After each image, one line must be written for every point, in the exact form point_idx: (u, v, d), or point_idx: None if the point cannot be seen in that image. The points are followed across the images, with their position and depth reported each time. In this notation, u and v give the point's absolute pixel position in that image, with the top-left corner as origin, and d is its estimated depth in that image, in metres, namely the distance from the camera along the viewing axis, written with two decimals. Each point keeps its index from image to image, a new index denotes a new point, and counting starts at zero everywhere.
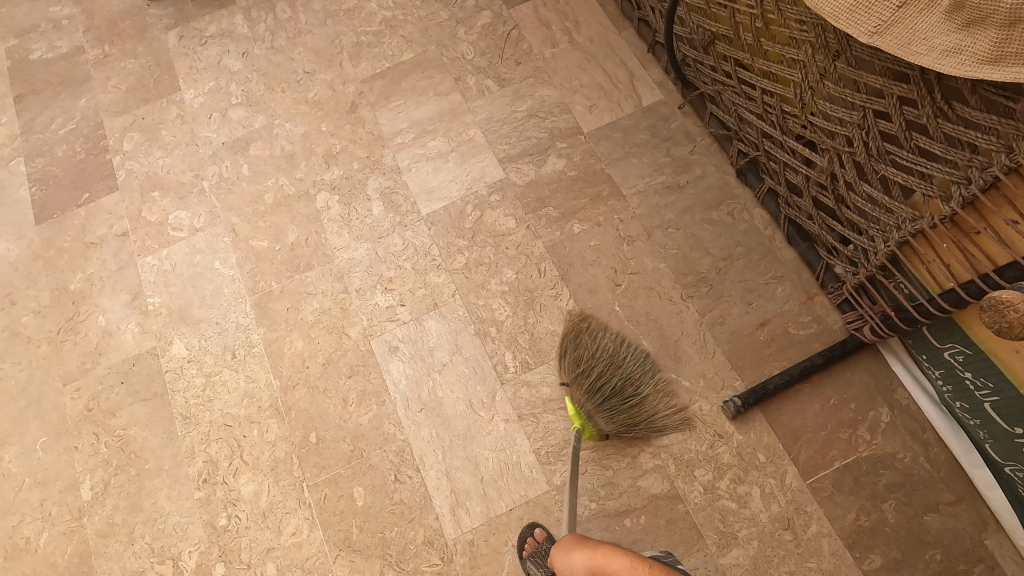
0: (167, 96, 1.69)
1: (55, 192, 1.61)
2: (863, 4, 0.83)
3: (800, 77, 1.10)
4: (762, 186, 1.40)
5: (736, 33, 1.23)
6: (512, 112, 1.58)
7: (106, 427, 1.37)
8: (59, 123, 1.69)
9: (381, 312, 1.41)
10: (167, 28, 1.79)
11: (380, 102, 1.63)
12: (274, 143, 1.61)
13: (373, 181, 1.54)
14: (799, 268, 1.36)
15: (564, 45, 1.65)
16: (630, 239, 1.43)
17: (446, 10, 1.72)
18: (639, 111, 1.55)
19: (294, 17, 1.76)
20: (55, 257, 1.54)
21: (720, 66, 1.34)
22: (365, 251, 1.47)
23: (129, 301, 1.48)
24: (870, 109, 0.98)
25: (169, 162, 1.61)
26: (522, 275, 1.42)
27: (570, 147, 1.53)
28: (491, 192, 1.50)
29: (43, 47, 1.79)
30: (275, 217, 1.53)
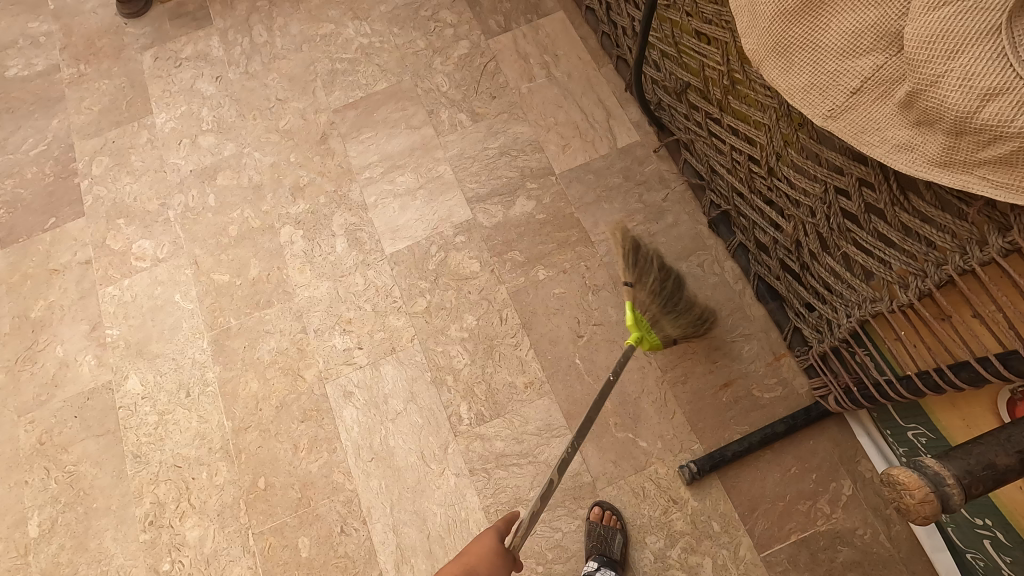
0: (139, 120, 1.67)
1: (22, 215, 1.60)
2: (817, 86, 0.77)
3: (766, 140, 1.05)
4: (733, 239, 1.35)
5: (706, 86, 1.18)
6: (484, 148, 1.54)
7: (57, 461, 1.36)
8: (30, 144, 1.68)
9: (338, 354, 1.39)
10: (143, 48, 1.77)
11: (351, 133, 1.59)
12: (242, 173, 1.58)
13: (338, 217, 1.51)
14: (768, 327, 1.31)
15: (542, 79, 1.60)
16: (596, 288, 1.39)
17: (424, 38, 1.68)
18: (613, 152, 1.50)
19: (270, 41, 1.73)
20: (18, 284, 1.53)
21: (692, 115, 1.29)
22: (326, 289, 1.44)
23: (88, 332, 1.46)
24: (832, 185, 0.93)
25: (137, 189, 1.59)
26: (483, 322, 1.38)
27: (541, 188, 1.49)
28: (456, 233, 1.47)
29: (20, 64, 1.78)
30: (238, 250, 1.50)
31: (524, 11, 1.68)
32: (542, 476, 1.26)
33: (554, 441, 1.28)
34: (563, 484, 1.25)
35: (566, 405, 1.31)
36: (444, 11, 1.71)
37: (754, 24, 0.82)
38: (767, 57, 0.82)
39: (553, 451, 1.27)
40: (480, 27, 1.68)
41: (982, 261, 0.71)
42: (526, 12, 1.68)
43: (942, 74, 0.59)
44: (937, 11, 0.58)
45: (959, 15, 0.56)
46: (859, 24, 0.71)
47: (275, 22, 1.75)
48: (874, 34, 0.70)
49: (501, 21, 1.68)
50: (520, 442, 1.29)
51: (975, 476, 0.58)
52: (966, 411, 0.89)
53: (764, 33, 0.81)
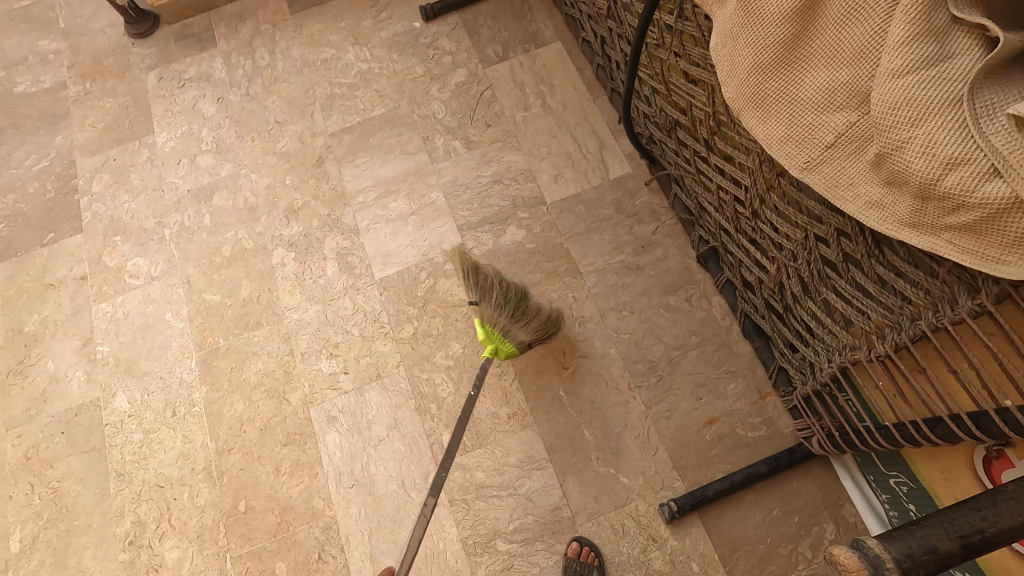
0: (140, 138, 1.71)
1: (21, 229, 1.63)
2: (793, 138, 0.78)
3: (750, 182, 1.06)
4: (721, 275, 1.35)
5: (693, 125, 1.18)
6: (477, 176, 1.56)
7: (42, 477, 1.36)
8: (34, 160, 1.71)
9: (324, 378, 1.39)
10: (149, 67, 1.80)
11: (347, 157, 1.61)
12: (238, 194, 1.60)
13: (330, 240, 1.53)
14: (754, 365, 1.30)
15: (537, 109, 1.62)
16: (583, 319, 1.39)
17: (422, 65, 1.71)
18: (605, 184, 1.51)
19: (272, 64, 1.76)
20: (14, 297, 1.55)
21: (681, 151, 1.29)
22: (316, 312, 1.45)
23: (79, 348, 1.48)
24: (812, 232, 0.93)
25: (135, 207, 1.62)
26: (469, 350, 1.39)
27: (532, 217, 1.50)
28: (446, 259, 1.47)
29: (28, 81, 1.82)
30: (230, 270, 1.52)
31: (521, 41, 1.71)
32: (521, 509, 1.26)
33: (536, 474, 1.28)
34: (542, 518, 1.25)
35: (548, 437, 1.30)
36: (443, 39, 1.74)
37: (734, 74, 0.83)
38: (746, 106, 0.83)
39: (534, 484, 1.27)
40: (478, 56, 1.70)
41: (954, 320, 0.71)
42: (524, 41, 1.70)
43: (907, 140, 0.59)
44: (900, 79, 0.58)
45: (921, 84, 0.57)
46: (832, 81, 0.71)
47: (278, 45, 1.79)
48: (845, 92, 0.70)
49: (499, 50, 1.70)
50: (501, 473, 1.28)
51: (916, 560, 0.52)
52: (943, 462, 0.89)
53: (743, 84, 0.82)
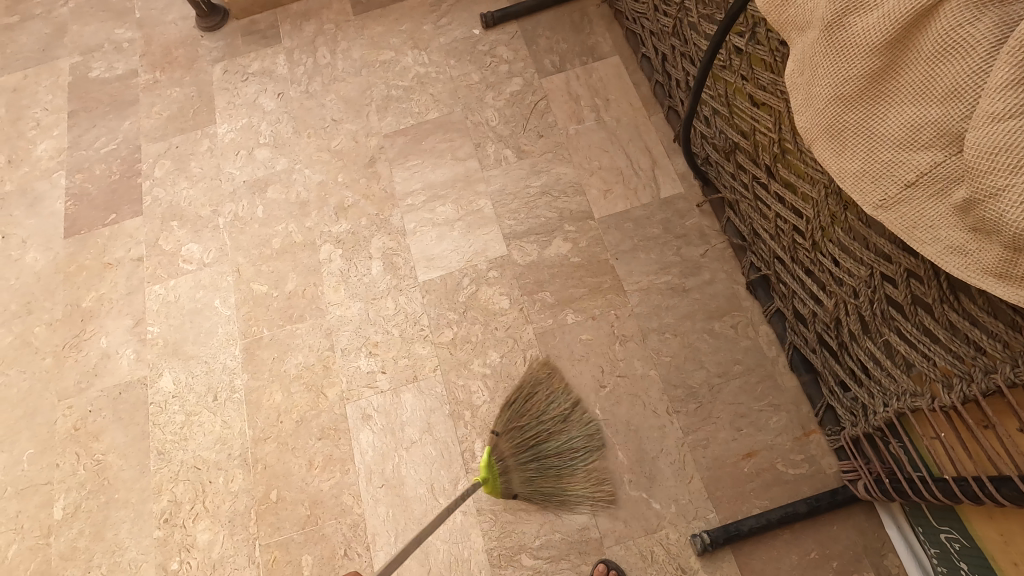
0: (203, 128, 1.76)
1: (85, 209, 1.70)
2: (870, 174, 0.76)
3: (812, 213, 1.03)
4: (771, 305, 1.31)
5: (755, 150, 1.16)
6: (526, 186, 1.56)
7: (88, 449, 1.41)
8: (102, 143, 1.79)
9: (361, 376, 1.41)
10: (215, 60, 1.87)
11: (398, 159, 1.64)
12: (291, 188, 1.64)
13: (377, 240, 1.54)
14: (799, 399, 1.26)
15: (590, 123, 1.61)
16: (624, 338, 1.37)
17: (478, 72, 1.72)
18: (655, 203, 1.49)
19: (332, 63, 1.80)
20: (75, 273, 1.62)
21: (738, 176, 1.27)
22: (357, 310, 1.47)
23: (130, 327, 1.53)
24: (878, 270, 0.90)
25: (192, 194, 1.67)
26: (507, 360, 1.38)
27: (578, 231, 1.49)
28: (489, 267, 1.48)
29: (102, 67, 1.91)
30: (278, 262, 1.55)
31: (579, 53, 1.70)
32: (548, 525, 1.24)
33: None
34: (569, 536, 1.23)
35: None
36: (501, 47, 1.74)
37: (810, 102, 0.80)
38: (820, 137, 0.81)
39: (563, 501, 1.25)
40: (535, 66, 1.71)
41: None
42: (581, 54, 1.70)
43: (1001, 188, 0.57)
44: (1000, 124, 0.56)
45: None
46: (917, 119, 0.69)
47: (339, 45, 1.82)
48: (932, 130, 0.68)
49: (556, 61, 1.70)
50: None
51: None
52: (1003, 524, 0.84)
53: (819, 114, 0.79)
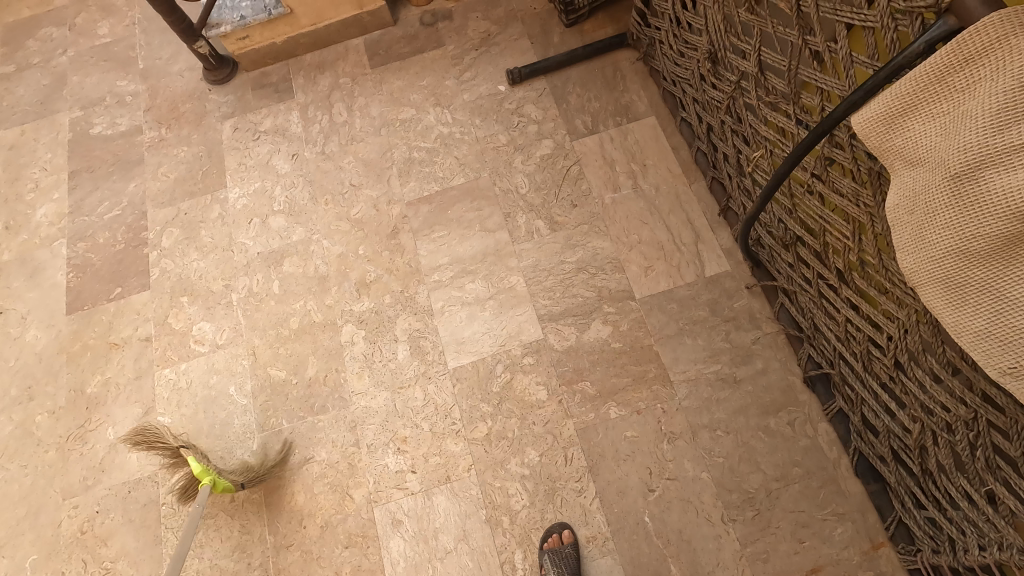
0: (212, 192, 1.66)
1: (89, 281, 1.60)
2: (997, 336, 0.67)
3: (896, 333, 0.93)
4: (832, 403, 1.23)
5: (824, 249, 1.07)
6: (561, 262, 1.46)
7: (96, 555, 1.32)
8: (105, 207, 1.69)
9: (389, 476, 1.31)
10: (224, 116, 1.76)
11: (423, 230, 1.54)
12: (308, 261, 1.54)
13: (402, 321, 1.45)
14: (866, 508, 1.17)
15: (628, 191, 1.51)
16: (672, 436, 1.28)
17: (506, 132, 1.62)
18: (700, 281, 1.40)
19: (349, 121, 1.70)
20: (79, 353, 1.52)
21: (799, 268, 1.18)
22: (383, 400, 1.38)
23: (140, 416, 1.43)
24: (984, 416, 0.81)
25: (203, 267, 1.57)
26: (546, 460, 1.29)
27: (619, 313, 1.40)
28: (524, 353, 1.38)
29: (105, 122, 1.80)
30: (297, 345, 1.45)
31: (613, 112, 1.61)
32: None
33: None
34: None
35: (630, 568, 1.20)
36: (529, 105, 1.65)
37: (919, 247, 0.71)
38: (930, 284, 0.72)
39: None
40: (567, 126, 1.61)
41: None
42: (615, 113, 1.60)
43: None
44: None
45: None
46: None
47: (356, 101, 1.72)
48: None
49: (588, 122, 1.61)
50: None
51: None
52: None
53: (931, 261, 0.70)
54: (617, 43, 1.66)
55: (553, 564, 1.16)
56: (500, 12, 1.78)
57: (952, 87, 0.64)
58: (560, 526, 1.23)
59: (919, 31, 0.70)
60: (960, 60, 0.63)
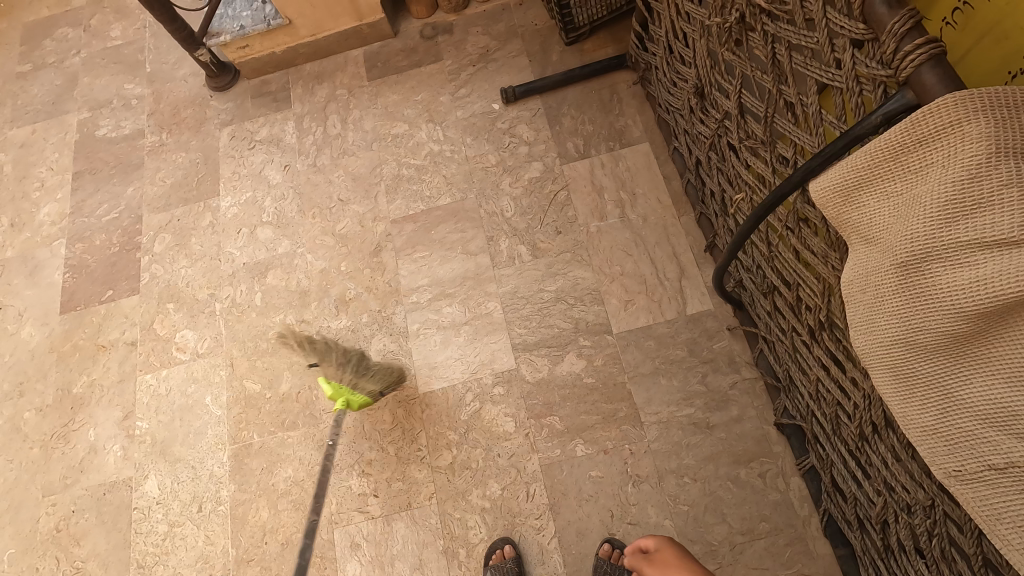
0: (205, 200, 1.68)
1: (83, 282, 1.64)
2: (945, 436, 0.61)
3: (862, 402, 0.88)
4: (805, 458, 1.18)
5: (797, 304, 1.02)
6: (540, 290, 1.44)
7: (69, 554, 1.36)
8: (104, 209, 1.73)
9: (352, 498, 1.31)
10: (223, 123, 1.78)
11: (406, 249, 1.53)
12: (291, 274, 1.55)
13: (377, 341, 1.44)
14: (832, 572, 1.13)
15: (614, 220, 1.48)
16: (638, 479, 1.25)
17: (496, 153, 1.60)
18: (680, 319, 1.36)
19: (342, 134, 1.70)
20: (68, 353, 1.56)
21: (775, 318, 1.13)
22: (352, 421, 1.38)
23: (120, 420, 1.47)
24: (942, 505, 0.76)
25: (191, 274, 1.60)
26: (508, 494, 1.27)
27: (594, 347, 1.36)
28: (496, 382, 1.36)
29: (110, 125, 1.84)
30: (273, 358, 1.47)
31: (606, 137, 1.57)
32: None
33: None
34: None
35: None
36: (522, 126, 1.62)
37: (871, 329, 0.67)
38: (880, 369, 0.67)
39: None
40: (557, 149, 1.58)
41: None
42: (608, 138, 1.57)
43: None
44: None
45: None
46: None
47: (351, 114, 1.72)
48: None
49: (580, 146, 1.57)
50: None
51: None
52: None
53: (880, 346, 0.66)
54: (616, 65, 1.61)
55: None
56: (500, 27, 1.76)
57: (908, 168, 0.60)
58: (498, 539, 1.23)
59: (881, 99, 0.66)
60: (915, 140, 0.58)
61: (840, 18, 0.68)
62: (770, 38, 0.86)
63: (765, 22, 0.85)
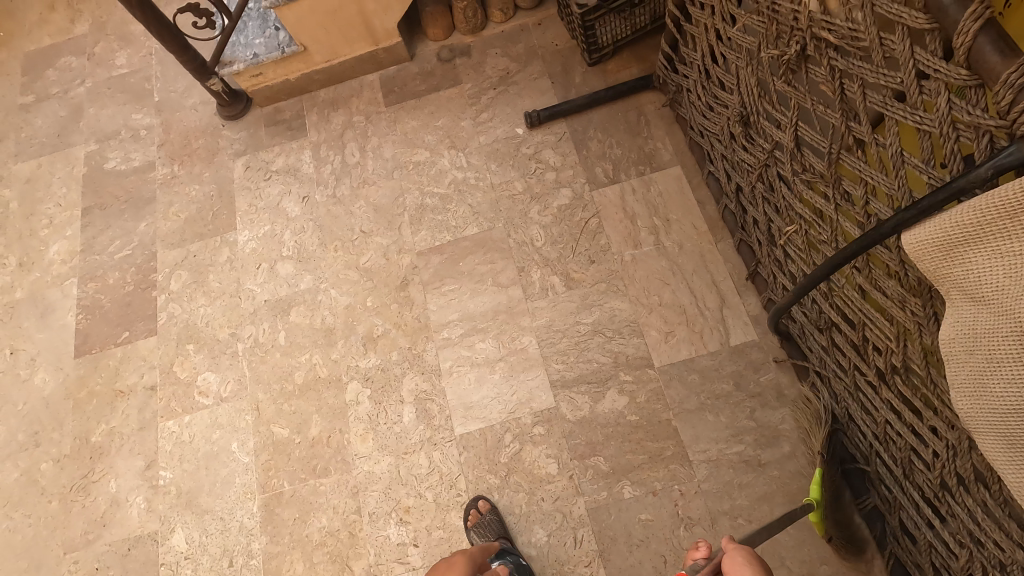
0: (222, 234, 1.63)
1: (97, 324, 1.58)
2: None
3: (944, 453, 0.84)
4: (866, 498, 1.10)
5: (863, 344, 0.97)
6: (575, 323, 1.39)
7: None
8: (116, 246, 1.67)
9: (391, 548, 1.26)
10: (236, 153, 1.73)
11: (434, 283, 1.48)
12: (316, 312, 1.50)
13: (409, 380, 1.39)
14: None
15: (648, 248, 1.43)
16: (689, 522, 1.20)
17: (522, 180, 1.55)
18: (724, 351, 1.31)
19: (361, 163, 1.65)
20: (84, 400, 1.50)
21: (834, 354, 1.08)
22: (387, 465, 1.33)
23: (142, 469, 1.41)
24: None
25: (211, 313, 1.54)
26: (554, 540, 1.23)
27: (636, 382, 1.32)
28: (535, 422, 1.32)
29: (118, 157, 1.78)
30: (301, 401, 1.41)
31: (635, 161, 1.52)
32: None
33: None
34: None
35: None
36: (548, 150, 1.57)
37: (980, 394, 0.62)
38: (990, 436, 0.63)
39: None
40: (586, 175, 1.53)
41: None
42: (638, 162, 1.52)
43: None
44: None
45: None
46: None
47: (369, 142, 1.67)
48: None
49: (609, 170, 1.52)
50: None
51: None
52: None
53: (992, 413, 0.61)
54: (642, 85, 1.57)
55: (479, 536, 1.20)
56: (519, 48, 1.71)
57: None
58: (474, 500, 1.26)
59: (985, 150, 0.62)
60: None
61: (933, 62, 0.64)
62: (837, 74, 0.81)
63: (833, 57, 0.81)
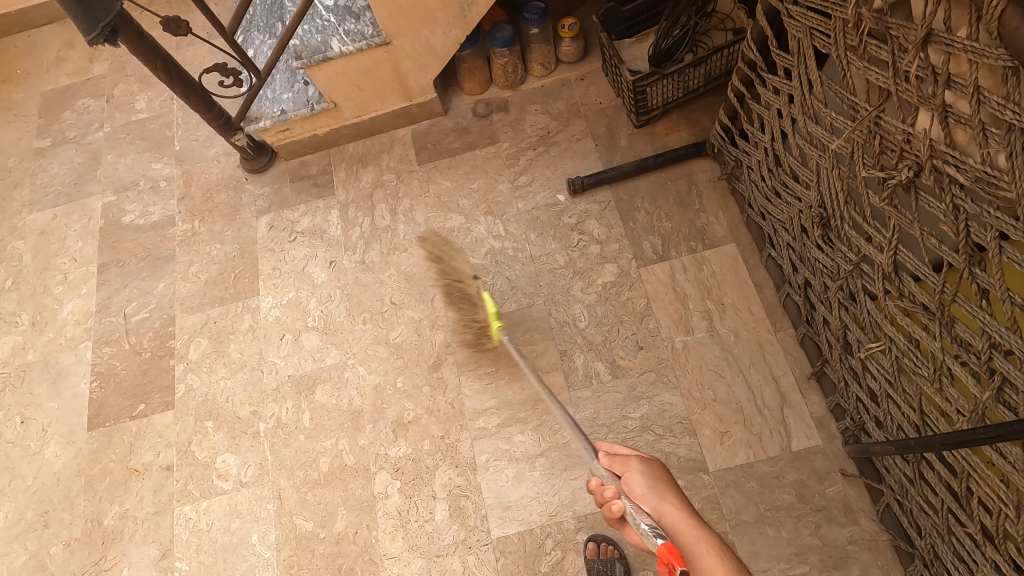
0: (244, 299, 1.55)
1: (113, 394, 1.50)
2: None
3: None
4: None
5: (963, 495, 0.87)
6: (622, 417, 1.29)
7: None
8: (133, 308, 1.59)
9: None
10: (260, 211, 1.64)
11: (469, 364, 1.39)
12: (342, 391, 1.41)
13: (442, 473, 1.30)
14: None
15: (701, 334, 1.33)
16: None
17: (564, 252, 1.46)
18: (785, 457, 1.21)
19: (392, 227, 1.56)
20: (97, 478, 1.42)
21: (919, 487, 0.98)
22: (417, 569, 1.24)
23: (156, 559, 1.33)
24: None
25: (231, 387, 1.46)
26: None
27: (688, 487, 1.22)
28: (578, 528, 1.22)
29: (137, 210, 1.70)
30: (326, 492, 1.33)
31: (686, 236, 1.42)
32: None
33: None
34: None
35: None
36: (592, 221, 1.47)
37: None
38: None
39: None
40: (632, 249, 1.43)
41: None
42: (689, 237, 1.42)
43: None
44: None
45: None
46: None
47: (400, 204, 1.58)
48: None
49: (658, 245, 1.42)
50: None
51: None
52: None
53: None
54: (694, 153, 1.47)
55: None
56: (561, 105, 1.61)
57: None
58: None
59: None
60: None
61: None
62: (962, 215, 0.71)
63: (959, 196, 0.71)
